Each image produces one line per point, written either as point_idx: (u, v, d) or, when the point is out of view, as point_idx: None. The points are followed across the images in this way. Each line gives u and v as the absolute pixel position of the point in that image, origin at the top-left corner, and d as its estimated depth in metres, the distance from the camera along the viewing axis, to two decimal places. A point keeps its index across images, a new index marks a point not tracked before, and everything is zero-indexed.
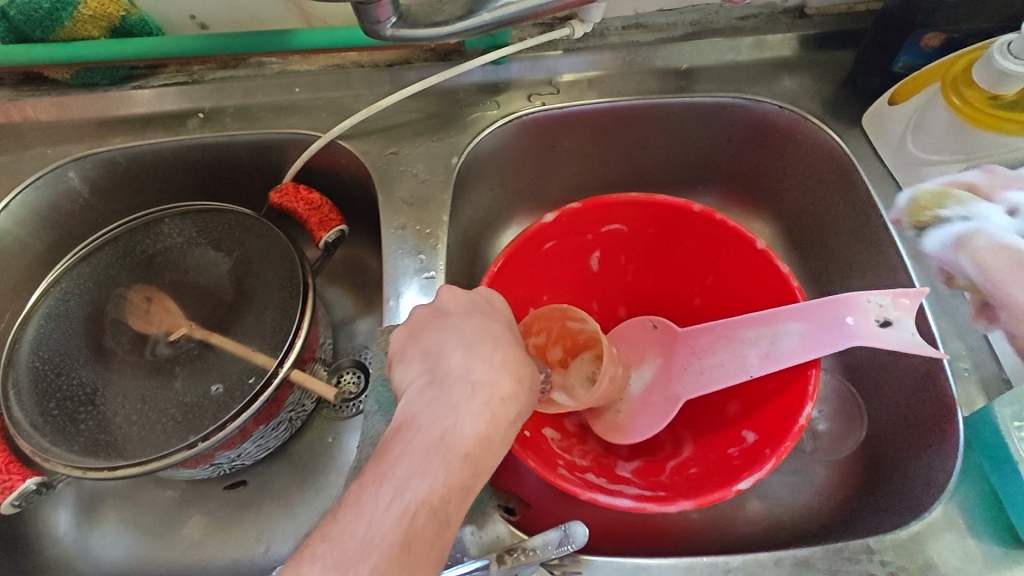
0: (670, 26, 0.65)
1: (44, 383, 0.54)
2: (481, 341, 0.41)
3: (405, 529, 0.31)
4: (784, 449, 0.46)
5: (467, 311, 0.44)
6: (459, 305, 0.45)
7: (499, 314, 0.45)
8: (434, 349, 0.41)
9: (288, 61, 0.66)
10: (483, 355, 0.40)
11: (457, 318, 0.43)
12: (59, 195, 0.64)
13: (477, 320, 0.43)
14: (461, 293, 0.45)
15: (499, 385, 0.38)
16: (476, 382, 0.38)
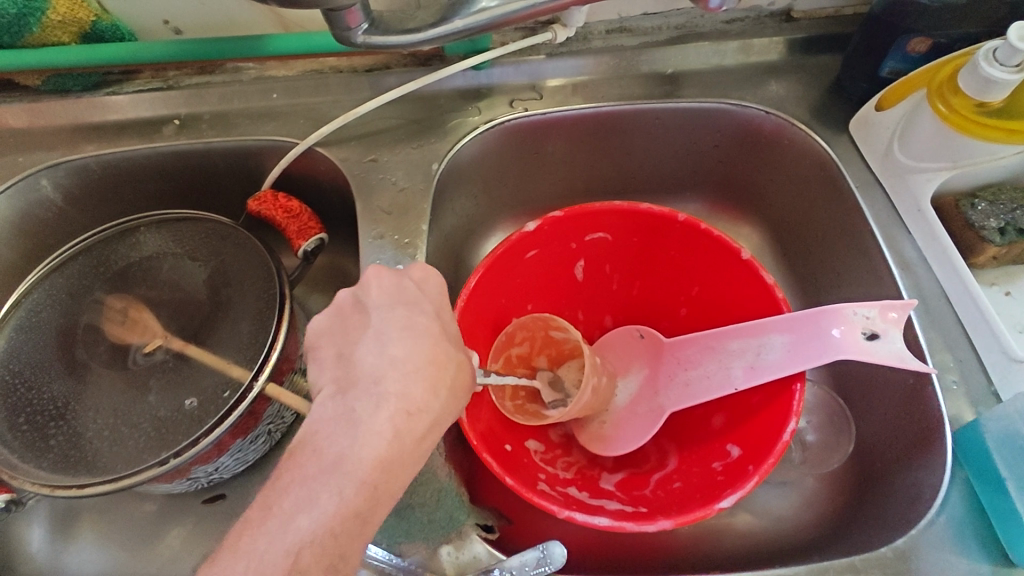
0: (654, 30, 0.64)
1: (14, 397, 0.53)
2: (399, 343, 0.39)
3: (292, 564, 0.33)
4: (767, 468, 0.46)
5: (391, 300, 0.41)
6: (384, 293, 0.41)
7: (431, 300, 0.42)
8: (350, 346, 0.39)
9: (265, 67, 0.64)
10: (399, 357, 0.38)
11: (379, 311, 0.41)
12: (32, 204, 0.62)
13: (401, 313, 0.40)
14: (388, 277, 0.42)
15: (415, 393, 0.37)
16: (386, 391, 0.37)
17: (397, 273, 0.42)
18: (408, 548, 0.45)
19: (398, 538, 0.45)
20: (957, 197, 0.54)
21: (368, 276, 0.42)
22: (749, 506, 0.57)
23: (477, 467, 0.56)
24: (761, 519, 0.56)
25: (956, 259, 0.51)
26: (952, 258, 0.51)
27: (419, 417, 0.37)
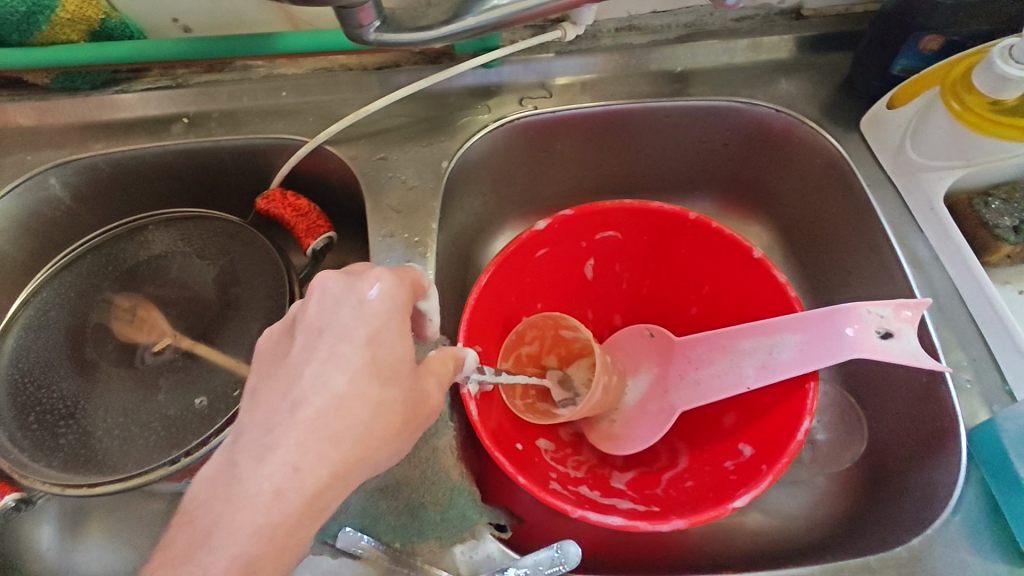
0: (664, 28, 0.64)
1: (23, 396, 0.53)
2: (312, 382, 0.34)
3: None
4: (780, 467, 0.46)
5: (325, 320, 0.36)
6: (322, 310, 0.36)
7: (371, 323, 0.36)
8: (270, 373, 0.35)
9: (274, 65, 0.64)
10: (307, 399, 0.33)
11: (308, 334, 0.35)
12: (40, 202, 0.62)
13: (328, 341, 0.35)
14: (329, 291, 0.36)
15: (310, 450, 0.33)
16: (279, 442, 0.33)
17: (341, 282, 0.37)
18: (421, 546, 0.45)
19: (411, 538, 0.45)
20: (970, 195, 0.54)
21: (316, 283, 0.37)
22: (761, 506, 0.56)
23: (488, 466, 0.56)
24: (772, 518, 0.56)
25: (969, 257, 0.51)
26: (965, 257, 0.51)
27: (309, 479, 0.32)
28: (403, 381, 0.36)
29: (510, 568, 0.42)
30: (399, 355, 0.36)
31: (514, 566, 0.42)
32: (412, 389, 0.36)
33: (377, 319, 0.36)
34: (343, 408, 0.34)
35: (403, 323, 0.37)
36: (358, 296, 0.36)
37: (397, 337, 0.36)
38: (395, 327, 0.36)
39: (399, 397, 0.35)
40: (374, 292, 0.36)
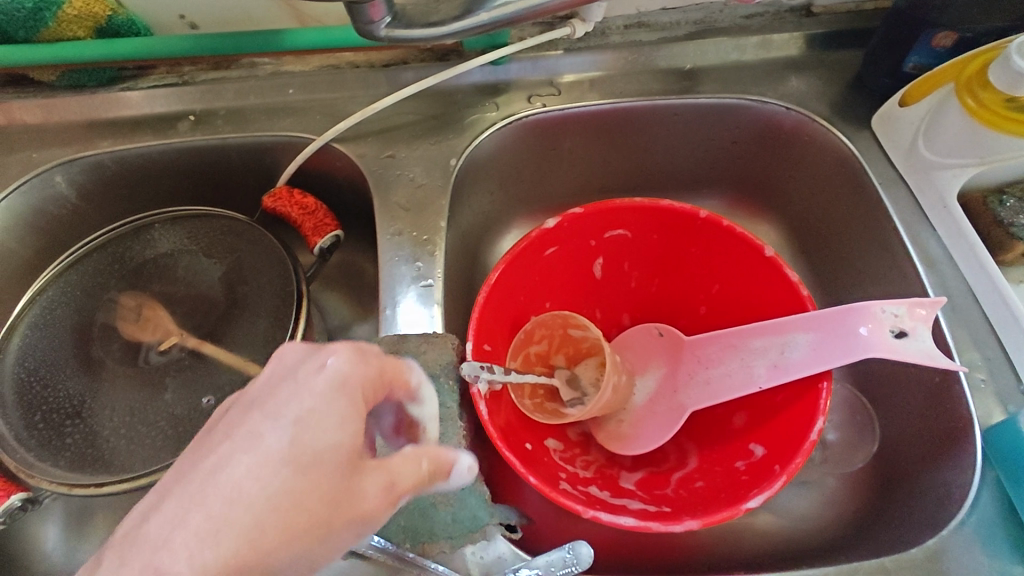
0: (673, 25, 0.64)
1: (29, 395, 0.52)
2: (222, 463, 0.28)
3: None
4: (794, 467, 0.45)
5: (264, 395, 0.31)
6: (267, 384, 0.32)
7: (311, 400, 0.30)
8: (191, 449, 0.30)
9: (281, 62, 0.64)
10: (207, 486, 0.27)
11: (242, 409, 0.31)
12: (46, 200, 0.62)
13: (255, 417, 0.30)
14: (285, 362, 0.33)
15: (182, 550, 0.25)
16: (155, 539, 0.26)
17: (303, 351, 0.33)
18: (431, 548, 0.44)
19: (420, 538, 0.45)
20: (984, 194, 0.54)
21: (277, 354, 0.34)
22: (771, 506, 0.56)
23: (496, 466, 0.55)
24: (782, 519, 0.55)
25: (983, 256, 0.50)
26: (979, 255, 0.51)
27: None
28: (329, 476, 0.29)
29: (522, 568, 0.43)
30: (332, 443, 0.30)
31: (527, 565, 0.43)
32: (341, 486, 0.29)
33: (318, 396, 0.30)
34: (243, 500, 0.27)
35: (349, 404, 0.31)
36: (305, 369, 0.31)
37: (335, 421, 0.30)
38: (338, 410, 0.30)
39: (318, 495, 0.29)
40: (325, 367, 0.32)
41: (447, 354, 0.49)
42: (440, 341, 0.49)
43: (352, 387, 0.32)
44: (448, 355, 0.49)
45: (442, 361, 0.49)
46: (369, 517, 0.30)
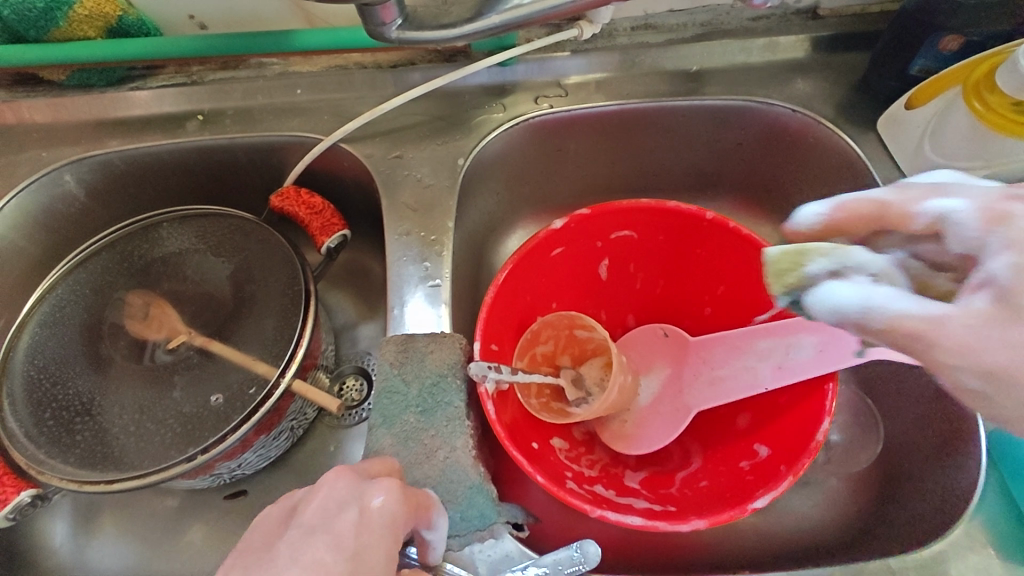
0: (680, 27, 0.64)
1: (39, 392, 0.53)
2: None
3: None
4: (799, 468, 0.45)
5: (323, 521, 0.33)
6: (322, 510, 0.34)
7: (365, 532, 0.33)
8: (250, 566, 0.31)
9: (289, 63, 0.64)
10: None
11: (300, 531, 0.32)
12: (55, 198, 0.62)
13: (318, 540, 0.32)
14: (342, 485, 0.36)
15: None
16: None
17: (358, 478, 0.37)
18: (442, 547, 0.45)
19: None
20: None
21: (329, 480, 0.36)
22: (774, 506, 0.56)
23: (501, 464, 0.56)
24: (787, 519, 0.55)
25: None
26: None
27: None
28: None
29: (530, 566, 0.44)
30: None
31: (535, 565, 0.44)
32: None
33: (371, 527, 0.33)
34: None
35: (394, 541, 0.34)
36: (360, 500, 0.35)
37: (383, 554, 0.33)
38: (384, 543, 0.33)
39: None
40: (377, 499, 0.35)
41: (454, 353, 0.49)
42: (448, 341, 0.50)
43: (396, 523, 0.35)
44: (455, 355, 0.49)
45: (449, 361, 0.49)
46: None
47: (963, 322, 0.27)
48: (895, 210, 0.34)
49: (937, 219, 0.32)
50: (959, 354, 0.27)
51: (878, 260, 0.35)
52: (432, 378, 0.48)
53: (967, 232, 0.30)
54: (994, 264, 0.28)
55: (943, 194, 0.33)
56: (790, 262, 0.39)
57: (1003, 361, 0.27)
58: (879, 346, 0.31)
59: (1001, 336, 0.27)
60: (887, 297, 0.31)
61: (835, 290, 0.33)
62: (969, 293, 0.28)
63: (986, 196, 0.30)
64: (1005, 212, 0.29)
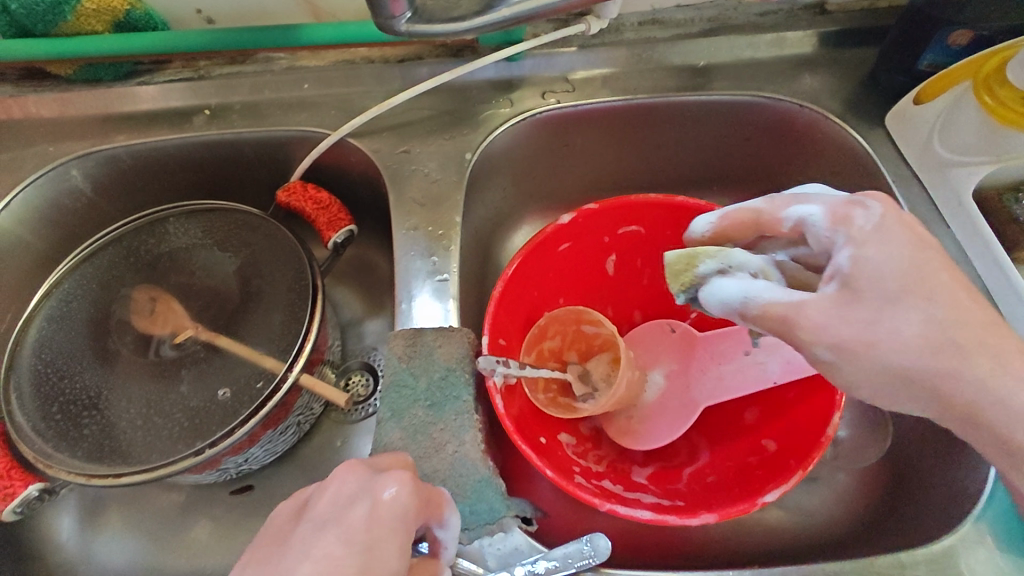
0: (687, 23, 0.64)
1: (46, 386, 0.53)
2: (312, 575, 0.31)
3: None
4: (809, 462, 0.45)
5: (335, 515, 0.34)
6: (335, 503, 0.35)
7: (375, 527, 0.34)
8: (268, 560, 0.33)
9: (296, 57, 0.64)
10: None
11: (312, 526, 0.34)
12: (62, 193, 0.62)
13: (328, 538, 0.33)
14: (352, 478, 0.36)
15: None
16: None
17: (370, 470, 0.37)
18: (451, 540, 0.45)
19: None
20: (1000, 191, 0.55)
21: (342, 472, 0.37)
22: (782, 502, 0.56)
23: (509, 458, 0.56)
24: (794, 515, 0.55)
25: (997, 251, 0.51)
26: (995, 253, 0.51)
27: None
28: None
29: (540, 560, 0.45)
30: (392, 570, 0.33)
31: (546, 559, 0.44)
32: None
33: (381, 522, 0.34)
34: None
35: (406, 533, 0.34)
36: (371, 494, 0.35)
37: (394, 549, 0.33)
38: (396, 538, 0.34)
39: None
40: (388, 492, 0.35)
41: (463, 347, 0.49)
42: (456, 336, 0.50)
43: (409, 514, 0.35)
44: (463, 349, 0.49)
45: (458, 354, 0.49)
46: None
47: (815, 304, 0.36)
48: (766, 216, 0.42)
49: (799, 223, 0.40)
50: (814, 331, 0.36)
51: (755, 259, 0.43)
52: (440, 372, 0.48)
53: (820, 232, 0.38)
54: (840, 258, 0.36)
55: (801, 201, 0.40)
56: (684, 263, 0.45)
57: (846, 334, 0.35)
58: (760, 330, 0.39)
59: (841, 313, 0.35)
60: (762, 289, 0.38)
61: (722, 284, 0.41)
62: (824, 284, 0.37)
63: (831, 203, 0.38)
64: (846, 215, 0.37)
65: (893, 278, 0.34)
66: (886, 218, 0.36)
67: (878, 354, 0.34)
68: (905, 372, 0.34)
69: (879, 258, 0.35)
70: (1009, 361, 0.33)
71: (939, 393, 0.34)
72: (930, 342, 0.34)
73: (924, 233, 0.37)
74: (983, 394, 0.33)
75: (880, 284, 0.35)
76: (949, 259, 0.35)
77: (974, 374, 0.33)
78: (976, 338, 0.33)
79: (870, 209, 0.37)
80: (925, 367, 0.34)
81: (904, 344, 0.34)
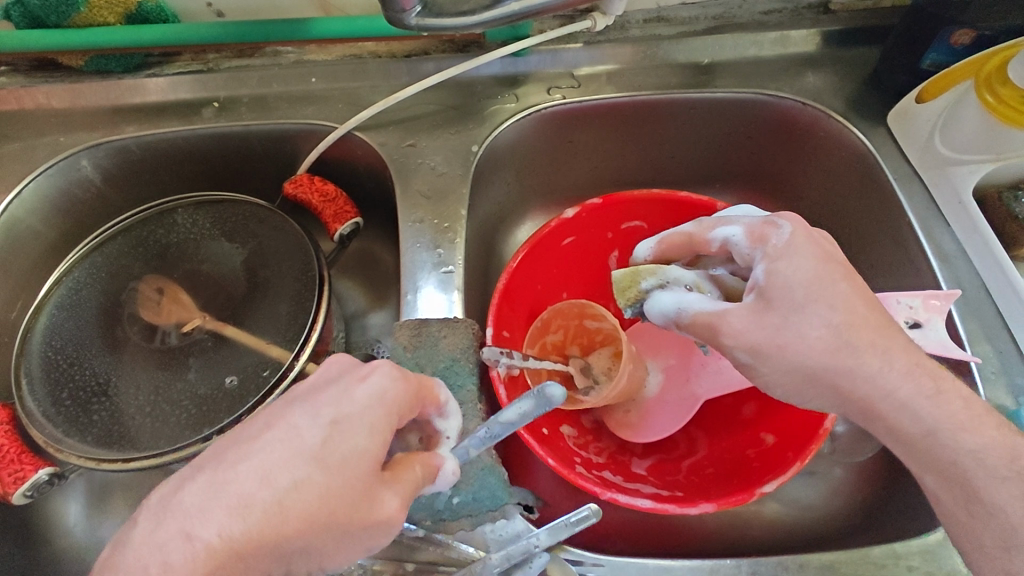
0: (692, 20, 0.65)
1: (56, 372, 0.54)
2: (276, 446, 0.33)
3: None
4: (807, 454, 0.46)
5: (313, 393, 0.36)
6: (318, 384, 0.37)
7: (342, 408, 0.35)
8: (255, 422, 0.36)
9: (304, 51, 0.65)
10: (253, 457, 0.33)
11: (293, 398, 0.36)
12: (72, 183, 0.63)
13: (300, 410, 0.35)
14: (336, 365, 0.38)
15: (214, 521, 0.31)
16: (202, 497, 0.31)
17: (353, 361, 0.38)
18: (452, 525, 0.47)
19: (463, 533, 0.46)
20: (999, 190, 0.56)
21: (332, 362, 0.39)
22: (778, 496, 0.57)
23: (511, 447, 0.57)
24: (790, 508, 0.56)
25: (995, 249, 0.52)
26: (993, 250, 0.52)
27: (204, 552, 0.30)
28: (355, 476, 0.33)
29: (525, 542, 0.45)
30: (362, 448, 0.34)
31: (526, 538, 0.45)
32: (368, 488, 0.34)
33: (356, 406, 0.35)
34: (275, 480, 0.32)
35: (383, 419, 0.35)
36: (350, 382, 0.36)
37: (366, 429, 0.34)
38: (366, 420, 0.35)
39: (344, 493, 0.33)
40: (365, 381, 0.36)
41: (467, 338, 0.50)
42: (460, 327, 0.50)
43: (384, 403, 0.36)
44: (468, 339, 0.50)
45: (462, 345, 0.50)
46: (382, 525, 0.34)
47: (736, 312, 0.39)
48: (697, 238, 0.46)
49: (725, 242, 0.43)
50: (733, 334, 0.39)
51: (689, 273, 0.47)
52: (445, 362, 0.49)
53: (743, 249, 0.41)
54: (757, 272, 0.39)
55: (725, 222, 0.44)
56: (628, 280, 0.48)
57: (760, 339, 0.38)
58: (696, 338, 0.42)
59: (756, 320, 0.38)
60: (694, 301, 0.42)
61: (661, 297, 0.45)
62: (746, 295, 0.40)
63: (750, 224, 0.42)
64: (762, 234, 0.40)
65: (800, 287, 0.37)
66: (797, 235, 0.39)
67: (789, 356, 0.37)
68: (813, 369, 0.37)
69: (788, 270, 0.38)
70: (895, 357, 0.36)
71: (842, 387, 0.36)
72: (832, 344, 0.36)
73: (834, 247, 0.39)
74: (878, 387, 0.36)
75: (789, 294, 0.37)
76: (853, 270, 0.38)
77: (869, 371, 0.36)
78: (870, 339, 0.36)
79: (783, 228, 0.39)
80: (830, 365, 0.36)
81: (810, 346, 0.36)
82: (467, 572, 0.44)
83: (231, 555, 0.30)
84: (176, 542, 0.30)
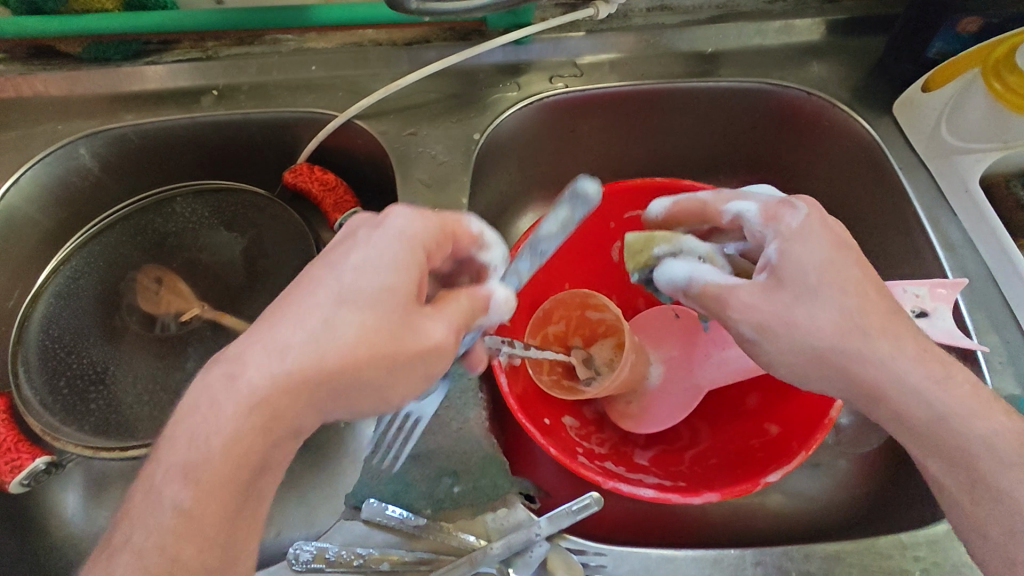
0: (695, 9, 0.64)
1: (54, 361, 0.53)
2: (306, 296, 0.34)
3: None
4: (812, 443, 0.46)
5: (335, 248, 0.37)
6: (341, 240, 0.38)
7: (366, 251, 0.36)
8: None
9: (304, 39, 0.64)
10: (284, 309, 0.34)
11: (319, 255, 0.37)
12: (69, 170, 0.63)
13: (326, 261, 0.36)
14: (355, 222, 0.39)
15: (255, 362, 0.32)
16: (241, 349, 0.33)
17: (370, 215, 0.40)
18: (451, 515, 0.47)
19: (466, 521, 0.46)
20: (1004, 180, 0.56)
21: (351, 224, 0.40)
22: (783, 487, 0.56)
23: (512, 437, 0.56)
24: (795, 499, 0.56)
25: (1003, 238, 0.51)
26: (1000, 239, 0.51)
27: (251, 390, 0.32)
28: (390, 309, 0.35)
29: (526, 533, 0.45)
30: (392, 282, 0.35)
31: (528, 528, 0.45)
32: (406, 317, 0.35)
33: (379, 247, 0.36)
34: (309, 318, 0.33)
35: (406, 253, 0.36)
36: (369, 229, 0.37)
37: (393, 266, 0.36)
38: (391, 257, 0.36)
39: (382, 325, 0.34)
40: (383, 227, 0.37)
41: None
42: None
43: (405, 239, 0.37)
44: None
45: None
46: (432, 349, 0.35)
47: (746, 290, 0.39)
48: (709, 208, 0.45)
49: (737, 217, 0.43)
50: (744, 311, 0.39)
51: (703, 245, 0.46)
52: None
53: (754, 227, 0.41)
54: (769, 251, 0.39)
55: (741, 197, 0.43)
56: (641, 244, 0.48)
57: (771, 316, 0.37)
58: (701, 309, 0.43)
59: (768, 298, 0.38)
60: (707, 272, 0.42)
61: (673, 264, 0.44)
62: (758, 274, 0.40)
63: (765, 202, 0.41)
64: (775, 214, 0.40)
65: (812, 270, 0.37)
66: (812, 219, 0.38)
67: (801, 339, 0.37)
68: (823, 355, 0.36)
69: (802, 253, 0.37)
70: (906, 344, 0.35)
71: (850, 373, 0.36)
72: (843, 329, 0.36)
73: (846, 232, 0.38)
74: (887, 374, 0.35)
75: (802, 277, 0.37)
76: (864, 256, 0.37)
77: (880, 357, 0.35)
78: (881, 326, 0.36)
79: (799, 209, 0.39)
80: (841, 351, 0.36)
81: (822, 329, 0.36)
82: (466, 561, 0.44)
83: (279, 390, 0.32)
84: (222, 386, 0.32)
